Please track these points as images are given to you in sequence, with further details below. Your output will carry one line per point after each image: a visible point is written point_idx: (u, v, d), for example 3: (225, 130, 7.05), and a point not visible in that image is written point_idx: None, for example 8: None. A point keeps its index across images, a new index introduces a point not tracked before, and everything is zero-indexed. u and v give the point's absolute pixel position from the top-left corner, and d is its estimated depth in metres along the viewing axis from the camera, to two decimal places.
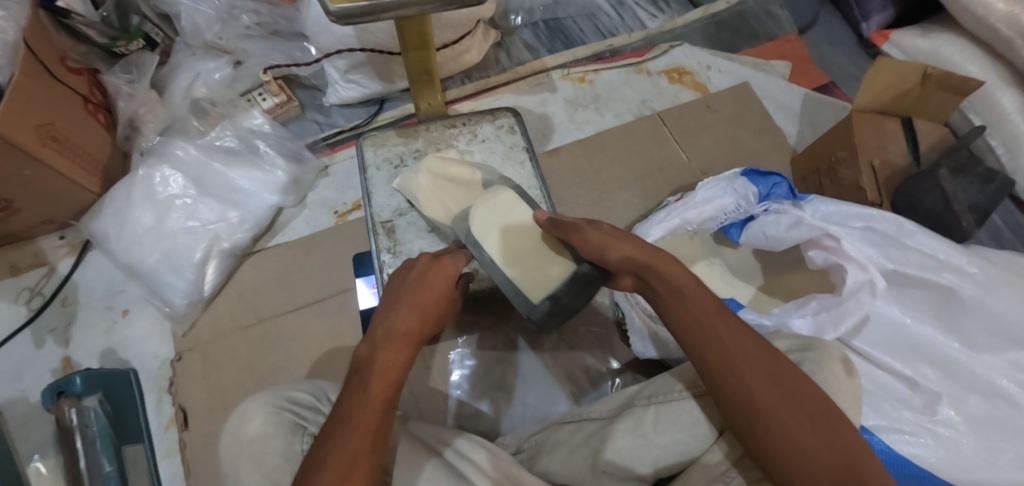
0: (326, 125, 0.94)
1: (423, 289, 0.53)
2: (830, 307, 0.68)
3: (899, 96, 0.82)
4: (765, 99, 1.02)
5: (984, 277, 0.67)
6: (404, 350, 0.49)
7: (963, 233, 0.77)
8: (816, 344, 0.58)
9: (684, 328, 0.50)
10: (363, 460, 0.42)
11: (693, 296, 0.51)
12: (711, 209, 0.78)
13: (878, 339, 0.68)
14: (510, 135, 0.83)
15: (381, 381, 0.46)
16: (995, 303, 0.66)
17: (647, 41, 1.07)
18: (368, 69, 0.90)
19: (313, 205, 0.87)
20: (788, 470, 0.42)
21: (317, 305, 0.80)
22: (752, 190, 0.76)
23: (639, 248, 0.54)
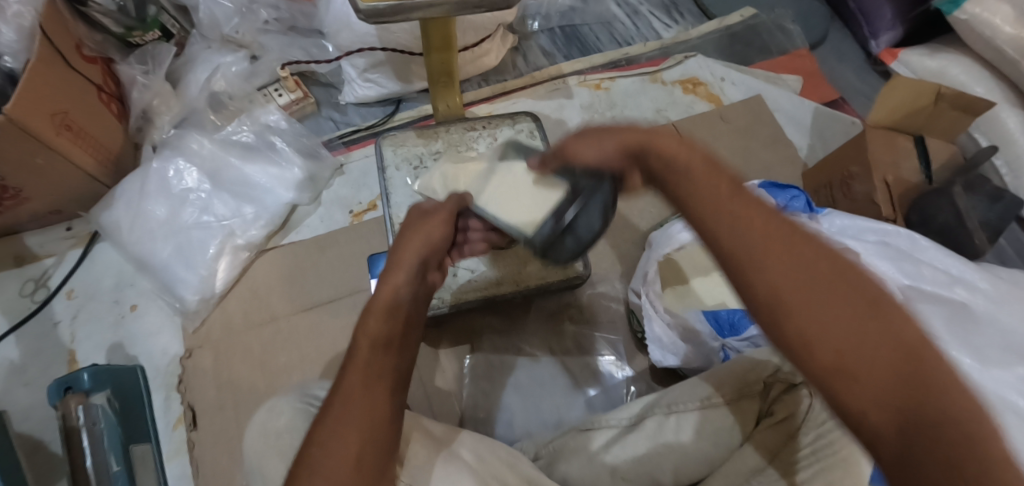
0: (342, 123, 0.93)
1: (422, 232, 0.52)
2: None
3: (911, 113, 0.83)
4: (778, 112, 1.03)
5: (995, 294, 0.68)
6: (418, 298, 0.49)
7: (974, 250, 0.78)
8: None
9: (688, 206, 0.40)
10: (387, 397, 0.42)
11: (696, 168, 0.41)
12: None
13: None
14: (530, 140, 0.82)
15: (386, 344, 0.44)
16: (1009, 319, 0.66)
17: (663, 51, 1.07)
18: (387, 69, 0.89)
19: (328, 203, 0.86)
20: (823, 367, 0.32)
21: (331, 305, 0.79)
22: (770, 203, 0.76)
23: (630, 136, 0.46)
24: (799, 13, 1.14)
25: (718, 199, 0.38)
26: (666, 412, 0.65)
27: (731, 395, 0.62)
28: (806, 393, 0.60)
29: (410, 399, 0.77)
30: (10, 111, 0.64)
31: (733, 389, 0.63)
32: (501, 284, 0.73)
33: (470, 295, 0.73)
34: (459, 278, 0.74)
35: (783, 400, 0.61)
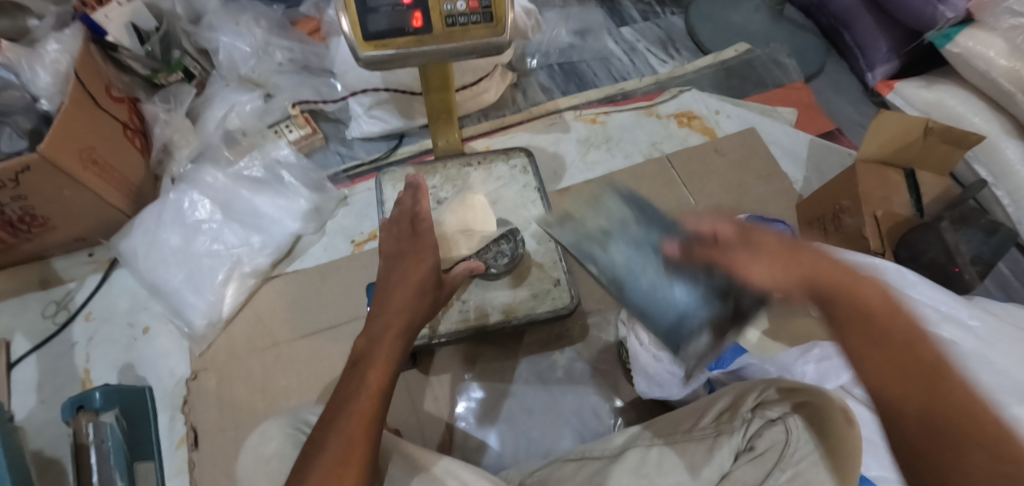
0: (348, 157, 0.98)
1: (407, 277, 0.57)
2: (833, 355, 0.70)
3: (902, 148, 0.84)
4: (773, 144, 1.05)
5: (987, 333, 0.69)
6: (397, 340, 0.53)
7: (965, 285, 0.77)
8: (817, 390, 0.61)
9: (879, 379, 0.37)
10: (358, 444, 0.45)
11: (883, 327, 0.38)
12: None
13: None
14: (524, 175, 0.85)
15: (369, 392, 0.48)
16: (996, 357, 0.67)
17: (658, 86, 1.11)
18: (391, 107, 0.95)
19: (332, 233, 0.90)
20: None
21: (331, 331, 0.82)
22: None
23: (823, 268, 0.40)
24: (795, 47, 1.17)
25: (900, 378, 0.36)
26: (649, 443, 0.65)
27: (712, 427, 0.63)
28: (785, 426, 0.58)
29: (403, 424, 0.78)
30: (44, 150, 0.70)
31: (714, 420, 0.63)
32: (490, 316, 0.74)
33: (458, 324, 0.73)
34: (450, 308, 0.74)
35: (760, 433, 0.59)
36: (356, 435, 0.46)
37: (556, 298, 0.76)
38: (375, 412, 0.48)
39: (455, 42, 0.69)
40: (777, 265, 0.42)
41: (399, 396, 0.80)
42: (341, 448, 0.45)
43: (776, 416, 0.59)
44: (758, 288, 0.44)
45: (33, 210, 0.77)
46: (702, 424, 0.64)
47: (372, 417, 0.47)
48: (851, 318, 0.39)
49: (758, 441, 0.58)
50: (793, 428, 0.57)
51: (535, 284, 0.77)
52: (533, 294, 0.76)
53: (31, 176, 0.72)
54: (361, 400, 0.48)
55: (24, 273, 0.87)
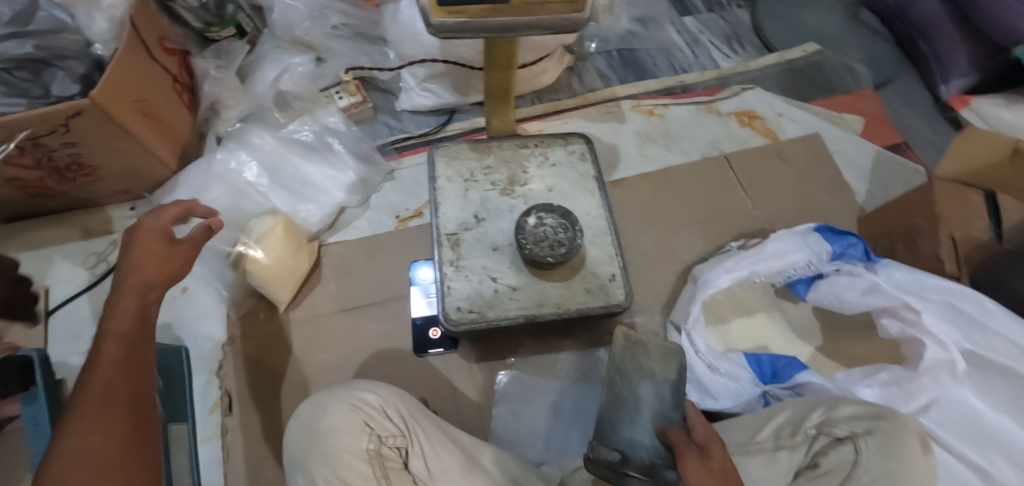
0: (396, 129, 0.95)
1: (144, 240, 0.53)
2: (902, 381, 0.67)
3: (984, 170, 0.79)
4: (837, 153, 1.01)
5: None
6: (143, 297, 0.50)
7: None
8: (890, 413, 0.56)
9: None
10: (120, 397, 0.44)
11: None
12: (784, 264, 0.73)
13: (948, 421, 0.64)
14: (582, 163, 0.81)
15: (113, 344, 0.46)
16: None
17: (720, 81, 1.07)
18: (445, 80, 0.92)
19: (376, 207, 0.87)
20: None
21: (373, 307, 0.80)
22: (826, 249, 0.73)
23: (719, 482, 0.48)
24: (867, 53, 1.13)
25: None
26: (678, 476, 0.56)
27: (770, 441, 0.59)
28: (854, 446, 0.54)
29: (440, 410, 0.74)
30: (95, 95, 0.68)
31: (771, 435, 0.60)
32: (542, 307, 0.70)
33: (510, 312, 0.70)
34: (501, 295, 0.71)
35: (823, 453, 0.56)
36: (113, 390, 0.44)
37: (610, 294, 0.71)
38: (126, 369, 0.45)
39: (532, 15, 0.65)
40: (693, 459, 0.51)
41: (438, 381, 0.76)
42: (90, 407, 0.42)
43: (844, 435, 0.56)
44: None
45: (80, 158, 0.75)
46: (759, 438, 0.60)
47: (136, 374, 0.46)
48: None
49: (822, 460, 0.55)
50: (864, 449, 0.53)
51: (589, 279, 0.72)
52: (587, 289, 0.71)
53: (81, 122, 0.69)
54: (100, 358, 0.45)
55: (67, 221, 0.85)
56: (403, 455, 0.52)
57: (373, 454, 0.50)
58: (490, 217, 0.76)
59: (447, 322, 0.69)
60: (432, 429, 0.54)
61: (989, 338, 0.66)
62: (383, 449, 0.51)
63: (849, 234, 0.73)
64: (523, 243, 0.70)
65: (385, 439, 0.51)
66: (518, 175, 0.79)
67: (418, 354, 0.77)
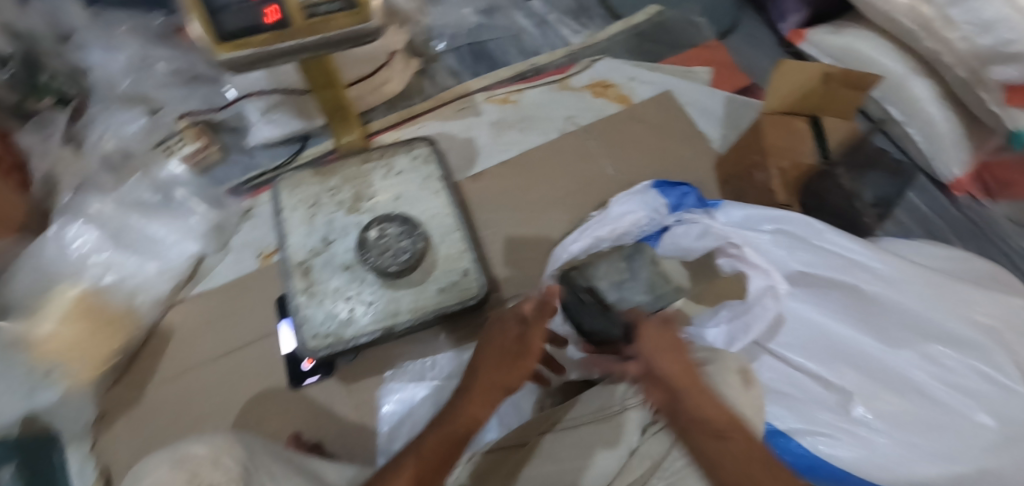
0: (249, 166, 0.92)
1: (497, 336, 0.59)
2: (740, 314, 0.68)
3: (805, 96, 0.82)
4: (690, 106, 1.04)
5: (892, 273, 0.65)
6: (487, 396, 0.57)
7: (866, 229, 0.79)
8: (716, 355, 0.57)
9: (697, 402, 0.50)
10: None
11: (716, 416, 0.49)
12: (625, 226, 0.77)
13: (796, 340, 0.66)
14: (426, 166, 0.81)
15: (439, 432, 0.55)
16: (905, 298, 0.63)
17: (570, 58, 1.09)
18: (286, 109, 0.91)
19: (238, 249, 0.86)
20: None
21: (241, 351, 0.79)
22: (662, 203, 0.77)
23: (666, 342, 0.56)
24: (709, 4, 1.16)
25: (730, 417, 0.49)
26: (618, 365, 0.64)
27: (619, 405, 0.58)
28: None
29: (325, 438, 0.75)
30: None
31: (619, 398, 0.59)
32: (399, 315, 0.71)
33: (367, 327, 0.71)
34: (357, 313, 0.71)
35: None
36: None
37: (465, 288, 0.72)
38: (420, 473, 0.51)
39: (319, 34, 0.64)
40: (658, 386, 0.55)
41: (318, 409, 0.76)
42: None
43: None
44: (644, 348, 0.57)
45: None
46: (611, 405, 0.59)
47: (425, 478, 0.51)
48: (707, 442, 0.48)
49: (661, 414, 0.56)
50: None
51: (441, 277, 0.73)
52: (441, 288, 0.72)
53: None
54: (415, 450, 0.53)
55: None
56: None
57: None
58: (338, 237, 0.76)
59: (306, 350, 0.69)
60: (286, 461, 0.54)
61: (818, 255, 0.68)
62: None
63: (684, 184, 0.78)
64: (366, 257, 0.71)
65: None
66: (364, 190, 0.79)
67: (295, 387, 0.77)
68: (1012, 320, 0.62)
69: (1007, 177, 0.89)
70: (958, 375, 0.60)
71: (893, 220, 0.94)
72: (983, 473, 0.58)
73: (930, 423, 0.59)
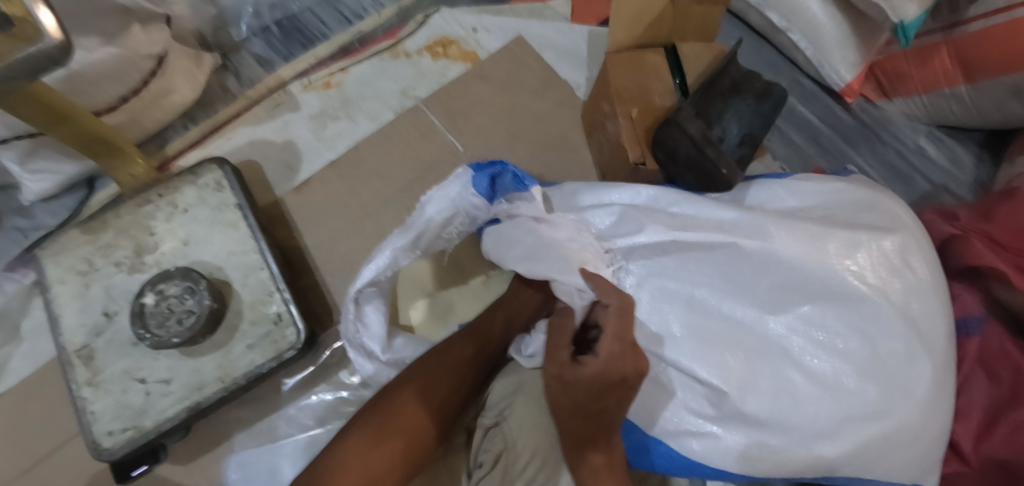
0: (30, 230, 0.77)
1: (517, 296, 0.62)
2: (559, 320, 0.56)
3: (653, 21, 0.68)
4: (545, 50, 0.89)
5: (757, 222, 0.54)
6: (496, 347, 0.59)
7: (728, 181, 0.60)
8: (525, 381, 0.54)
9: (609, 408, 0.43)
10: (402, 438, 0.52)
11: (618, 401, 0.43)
12: (432, 228, 0.61)
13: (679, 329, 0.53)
14: (218, 194, 0.67)
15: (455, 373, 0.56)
16: (781, 248, 0.53)
17: (402, 15, 0.91)
18: (49, 152, 0.72)
19: (30, 336, 0.72)
20: None
21: (58, 455, 0.67)
22: (473, 195, 0.60)
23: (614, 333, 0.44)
24: None
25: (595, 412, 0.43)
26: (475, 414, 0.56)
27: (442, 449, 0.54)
28: (501, 433, 0.52)
29: None
30: None
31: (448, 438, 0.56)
32: (205, 388, 0.59)
33: (169, 411, 0.59)
34: (154, 397, 0.59)
35: (483, 448, 0.52)
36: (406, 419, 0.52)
37: (279, 339, 0.61)
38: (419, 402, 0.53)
39: None
40: (559, 398, 0.44)
41: None
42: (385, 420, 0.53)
43: (490, 423, 0.53)
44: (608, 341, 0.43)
45: None
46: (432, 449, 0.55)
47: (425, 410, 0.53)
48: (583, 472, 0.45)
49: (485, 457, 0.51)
50: (508, 430, 0.51)
51: (251, 331, 0.61)
52: (250, 345, 0.61)
53: None
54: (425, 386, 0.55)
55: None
56: None
57: None
58: (121, 307, 0.63)
59: (99, 454, 0.58)
60: None
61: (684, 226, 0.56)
62: None
63: (497, 161, 0.61)
64: (143, 332, 0.58)
65: None
66: (145, 240, 0.65)
67: (120, 481, 0.63)
68: (889, 261, 0.52)
69: (898, 69, 0.78)
70: (832, 336, 0.51)
71: (781, 138, 0.83)
72: (871, 447, 0.49)
73: (806, 399, 0.50)
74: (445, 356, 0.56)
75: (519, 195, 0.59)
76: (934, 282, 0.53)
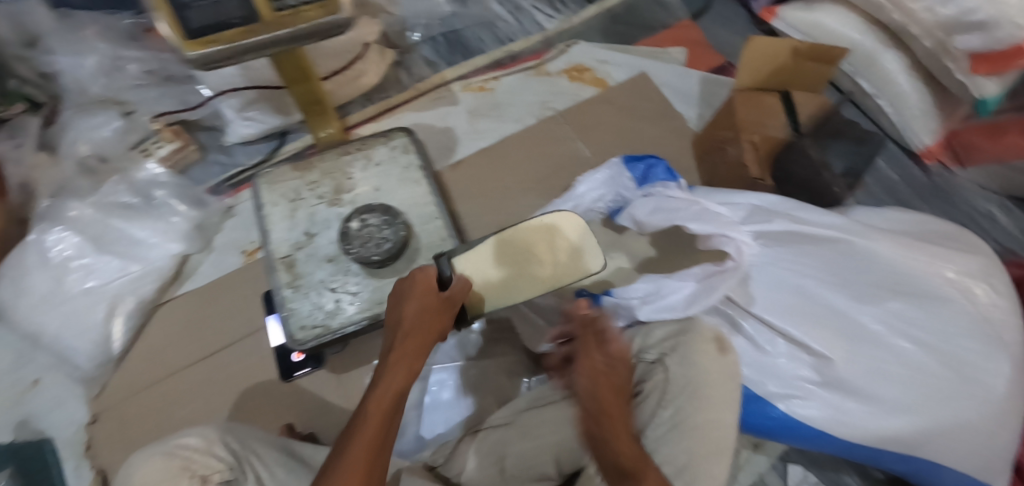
0: (229, 165, 0.93)
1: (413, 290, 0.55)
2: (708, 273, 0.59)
3: (776, 72, 0.82)
4: (664, 87, 1.05)
5: (857, 227, 0.65)
6: (419, 343, 0.53)
7: (835, 198, 0.81)
8: (690, 326, 0.58)
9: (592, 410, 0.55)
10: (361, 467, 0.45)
11: (594, 409, 0.55)
12: (585, 202, 0.76)
13: (788, 307, 0.62)
14: (405, 156, 0.82)
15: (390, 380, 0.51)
16: (884, 248, 0.63)
17: (545, 44, 1.09)
18: (263, 106, 0.90)
19: (221, 248, 0.87)
20: None
21: (229, 349, 0.80)
22: (626, 178, 0.73)
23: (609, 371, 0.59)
24: None
25: (597, 410, 0.55)
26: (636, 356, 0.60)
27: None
28: (664, 367, 0.57)
29: (318, 429, 0.76)
30: None
31: (603, 372, 0.61)
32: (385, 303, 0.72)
33: (353, 317, 0.71)
34: (342, 304, 0.72)
35: (644, 377, 0.58)
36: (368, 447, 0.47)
37: None
38: (370, 453, 0.47)
39: (288, 27, 0.64)
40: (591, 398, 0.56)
41: (308, 401, 0.77)
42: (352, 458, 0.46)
43: (656, 358, 0.58)
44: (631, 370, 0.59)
45: None
46: None
47: (379, 438, 0.48)
48: (624, 454, 0.50)
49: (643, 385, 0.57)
50: (669, 368, 0.56)
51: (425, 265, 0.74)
52: None
53: None
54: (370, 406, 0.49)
55: None
56: None
57: None
58: (320, 231, 0.76)
59: (293, 343, 0.70)
60: (265, 450, 0.58)
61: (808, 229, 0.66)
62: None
63: (650, 156, 0.73)
64: (349, 248, 0.71)
65: (209, 476, 0.52)
66: (343, 182, 0.80)
67: (285, 379, 0.78)
68: (973, 275, 0.64)
69: (967, 141, 0.91)
70: (921, 330, 0.60)
71: (863, 188, 0.97)
72: (945, 427, 0.59)
73: (895, 378, 0.59)
74: (369, 404, 0.49)
75: (665, 182, 0.69)
76: (1009, 300, 0.64)
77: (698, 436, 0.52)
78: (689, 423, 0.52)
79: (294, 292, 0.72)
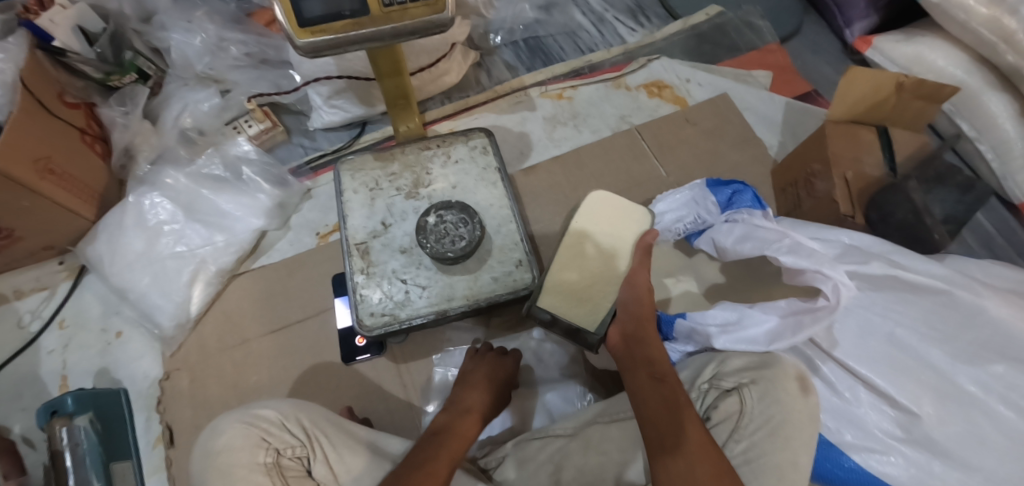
0: (311, 149, 0.97)
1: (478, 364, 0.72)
2: (799, 310, 0.59)
3: (874, 105, 0.79)
4: (746, 110, 1.03)
5: (960, 279, 0.62)
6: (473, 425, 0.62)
7: (936, 246, 0.76)
8: (773, 361, 0.56)
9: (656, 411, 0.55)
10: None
11: (668, 404, 0.54)
12: (665, 221, 0.76)
13: (877, 355, 0.59)
14: (484, 156, 0.83)
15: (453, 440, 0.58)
16: (992, 305, 0.60)
17: (627, 56, 1.08)
18: (349, 95, 0.92)
19: (297, 227, 0.90)
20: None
21: (297, 325, 0.83)
22: (710, 200, 0.74)
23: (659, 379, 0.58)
24: (769, 8, 1.13)
25: (667, 398, 0.55)
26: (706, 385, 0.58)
27: None
28: (741, 397, 0.55)
29: (372, 413, 0.78)
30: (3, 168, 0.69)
31: None
32: (453, 300, 0.73)
33: (421, 310, 0.72)
34: (412, 296, 0.73)
35: (714, 405, 0.56)
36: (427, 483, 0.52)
37: (516, 279, 0.73)
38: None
39: (394, 23, 0.64)
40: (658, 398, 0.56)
41: (367, 385, 0.80)
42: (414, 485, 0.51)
43: (732, 386, 0.56)
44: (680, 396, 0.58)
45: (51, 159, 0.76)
46: None
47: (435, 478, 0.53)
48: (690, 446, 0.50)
49: (713, 413, 0.56)
50: (747, 399, 0.54)
51: (495, 267, 0.74)
52: (495, 277, 0.74)
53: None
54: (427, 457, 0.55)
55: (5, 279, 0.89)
56: (306, 463, 0.57)
57: (272, 466, 0.55)
58: (396, 221, 0.78)
59: (361, 328, 0.71)
60: (334, 432, 0.59)
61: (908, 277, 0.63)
62: (282, 460, 0.56)
63: (736, 182, 0.73)
64: (425, 242, 0.73)
65: (284, 451, 0.56)
66: (422, 177, 0.81)
67: (347, 363, 0.80)
68: None
69: None
70: None
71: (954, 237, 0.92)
72: None
73: (995, 446, 0.55)
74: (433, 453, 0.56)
75: (751, 209, 0.69)
76: None
77: (776, 476, 0.49)
78: (761, 459, 0.50)
79: (366, 279, 0.74)
